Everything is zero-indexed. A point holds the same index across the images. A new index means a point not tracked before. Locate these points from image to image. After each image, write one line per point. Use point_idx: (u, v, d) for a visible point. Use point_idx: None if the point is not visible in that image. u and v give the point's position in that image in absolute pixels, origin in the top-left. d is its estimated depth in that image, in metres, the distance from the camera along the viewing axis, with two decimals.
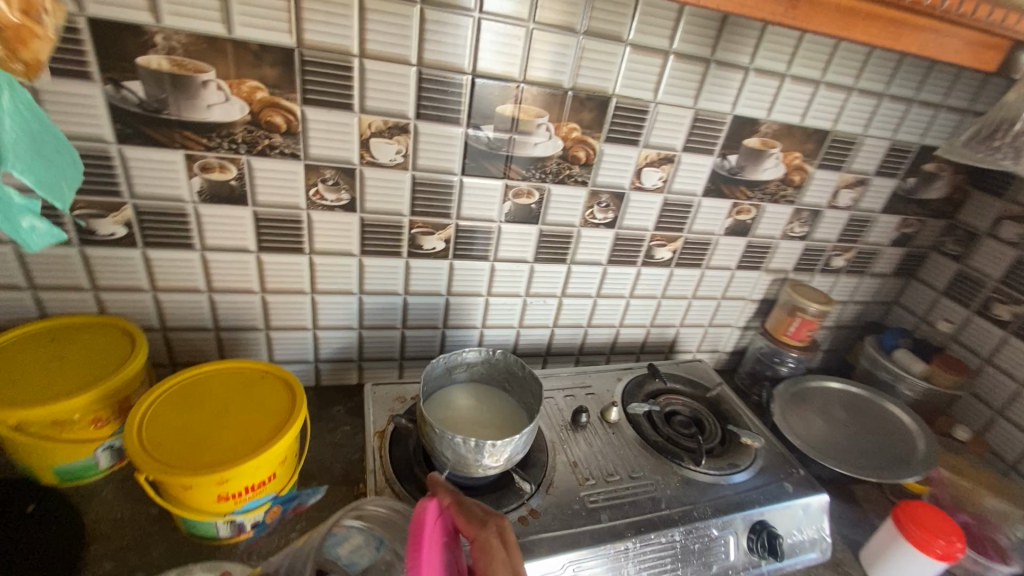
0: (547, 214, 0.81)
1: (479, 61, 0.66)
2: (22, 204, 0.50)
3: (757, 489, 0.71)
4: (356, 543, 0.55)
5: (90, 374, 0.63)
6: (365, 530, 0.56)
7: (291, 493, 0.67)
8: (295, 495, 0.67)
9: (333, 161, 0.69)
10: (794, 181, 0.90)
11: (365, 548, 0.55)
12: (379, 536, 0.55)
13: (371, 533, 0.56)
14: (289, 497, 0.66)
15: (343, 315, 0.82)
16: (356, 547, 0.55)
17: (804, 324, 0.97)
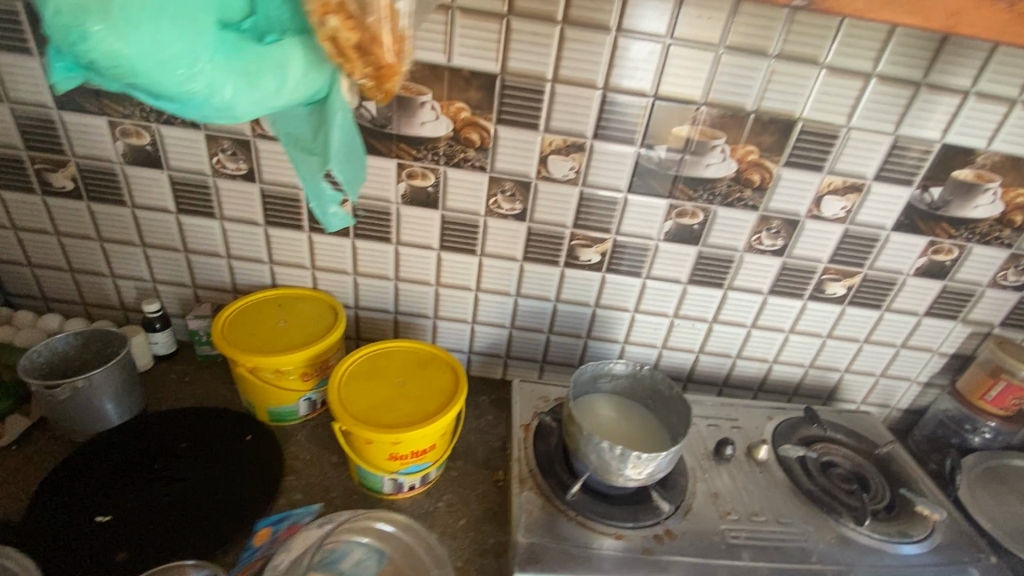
0: (708, 236, 0.80)
1: (662, 84, 0.68)
2: (331, 195, 0.58)
3: (934, 567, 0.62)
4: (359, 556, 0.64)
5: (303, 336, 0.77)
6: (361, 544, 0.65)
7: (279, 516, 0.69)
8: (285, 516, 0.68)
9: (513, 174, 0.75)
10: (1015, 222, 0.77)
11: (367, 560, 0.64)
12: (375, 548, 0.65)
13: (368, 546, 0.65)
14: (277, 519, 0.68)
15: (500, 313, 0.89)
16: (359, 561, 0.63)
17: (1010, 389, 0.82)
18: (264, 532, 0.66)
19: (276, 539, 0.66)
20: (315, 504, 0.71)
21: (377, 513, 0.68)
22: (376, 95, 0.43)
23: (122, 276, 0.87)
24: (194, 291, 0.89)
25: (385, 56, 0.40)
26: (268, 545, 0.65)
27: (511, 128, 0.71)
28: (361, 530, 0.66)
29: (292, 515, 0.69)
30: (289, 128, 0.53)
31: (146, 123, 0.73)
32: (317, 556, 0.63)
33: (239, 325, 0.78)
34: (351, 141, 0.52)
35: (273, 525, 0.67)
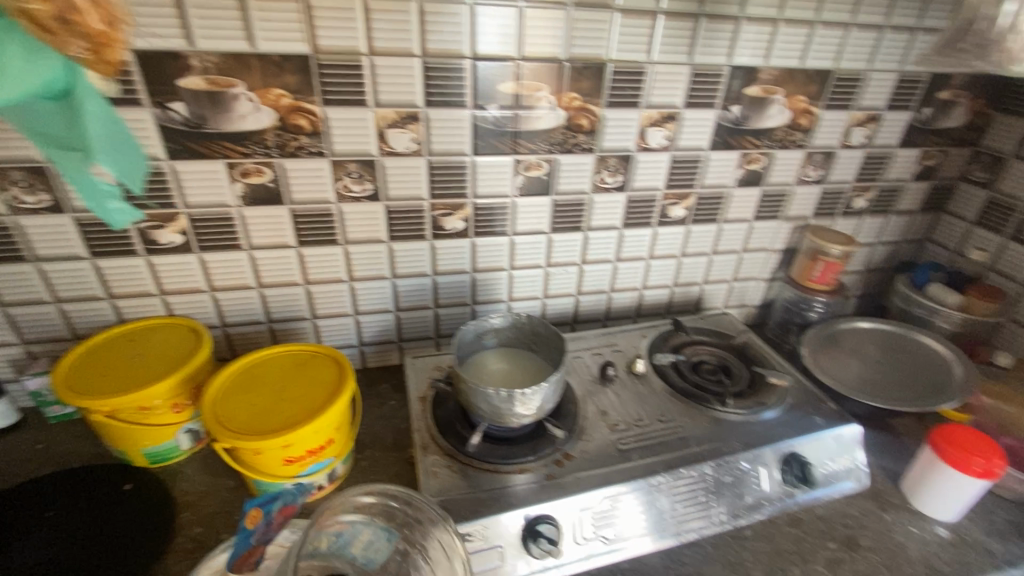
0: (558, 184, 0.85)
1: (478, 45, 0.70)
2: (105, 189, 0.57)
3: (787, 421, 0.73)
4: (367, 539, 0.54)
5: (164, 364, 0.71)
6: (369, 524, 0.54)
7: (267, 495, 0.63)
8: (275, 497, 0.63)
9: (355, 155, 0.74)
10: (802, 125, 0.90)
11: (378, 541, 0.54)
12: (385, 527, 0.54)
13: (377, 526, 0.54)
14: (266, 499, 0.63)
15: (380, 299, 0.88)
16: (367, 543, 0.53)
17: (829, 267, 0.97)
18: (255, 514, 0.61)
19: (271, 523, 0.61)
20: (236, 508, 0.70)
21: (373, 486, 0.56)
22: (98, 66, 0.47)
23: None
24: (27, 348, 0.79)
25: (89, 22, 0.44)
26: (264, 530, 0.60)
27: (339, 107, 0.70)
28: (371, 507, 0.55)
29: (282, 495, 0.64)
30: (34, 128, 0.51)
31: None
32: (322, 542, 0.52)
33: (85, 370, 0.70)
34: (113, 130, 0.53)
35: (263, 506, 0.62)
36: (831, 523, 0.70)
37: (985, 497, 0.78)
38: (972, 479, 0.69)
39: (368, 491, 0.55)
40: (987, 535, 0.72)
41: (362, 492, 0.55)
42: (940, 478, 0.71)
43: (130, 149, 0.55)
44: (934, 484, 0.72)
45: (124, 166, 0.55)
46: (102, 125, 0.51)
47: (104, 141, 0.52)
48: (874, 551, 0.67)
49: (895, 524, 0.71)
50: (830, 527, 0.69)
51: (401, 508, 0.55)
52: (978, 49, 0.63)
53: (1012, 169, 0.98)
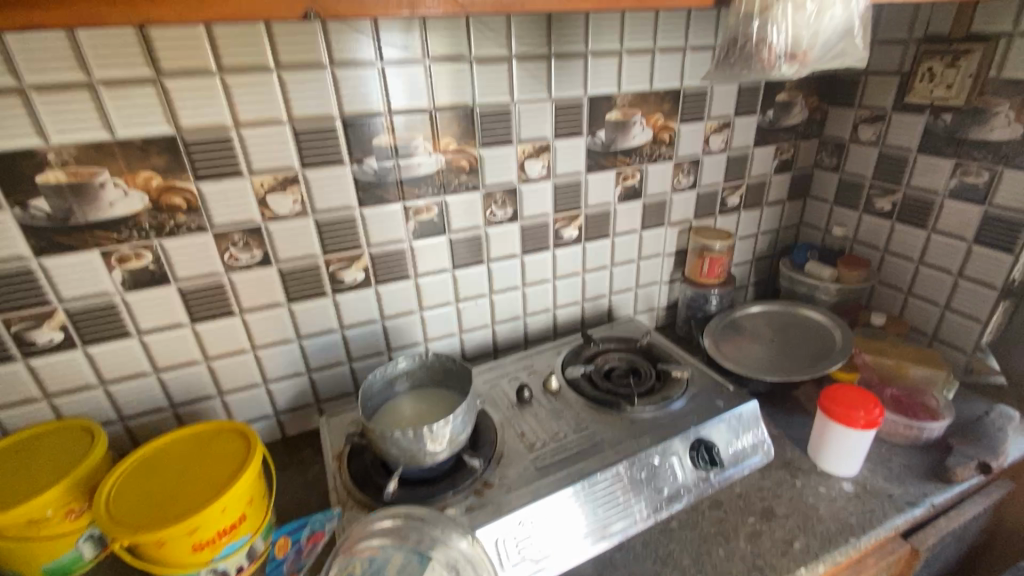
0: (450, 224, 0.89)
1: (345, 105, 0.74)
2: None
3: (692, 410, 0.78)
4: (400, 563, 0.54)
5: (52, 471, 0.66)
6: (401, 549, 0.56)
7: (297, 524, 0.72)
8: (303, 524, 0.71)
9: (237, 225, 0.75)
10: (665, 139, 0.99)
11: (410, 564, 0.54)
12: (415, 550, 0.55)
13: (408, 549, 0.55)
14: (296, 527, 0.72)
15: (291, 362, 0.87)
16: (401, 567, 0.54)
17: (714, 261, 1.07)
18: (284, 542, 0.71)
19: (303, 551, 0.69)
20: None
21: (398, 510, 0.59)
22: None
23: None
24: None
25: None
26: (296, 558, 0.69)
27: (213, 181, 0.71)
28: (397, 530, 0.57)
29: (313, 521, 0.71)
30: None
31: None
32: (356, 568, 0.54)
33: None
34: None
35: (291, 534, 0.71)
36: (749, 498, 0.74)
37: (881, 446, 0.85)
38: (860, 432, 0.75)
39: (391, 516, 0.59)
40: (886, 481, 0.78)
41: (385, 516, 0.58)
42: (834, 436, 0.77)
43: None
44: (831, 442, 0.77)
45: None
46: None
47: None
48: (790, 517, 0.72)
49: (806, 487, 0.76)
50: (748, 502, 0.73)
51: (428, 528, 0.57)
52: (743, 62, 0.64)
53: (852, 153, 1.11)
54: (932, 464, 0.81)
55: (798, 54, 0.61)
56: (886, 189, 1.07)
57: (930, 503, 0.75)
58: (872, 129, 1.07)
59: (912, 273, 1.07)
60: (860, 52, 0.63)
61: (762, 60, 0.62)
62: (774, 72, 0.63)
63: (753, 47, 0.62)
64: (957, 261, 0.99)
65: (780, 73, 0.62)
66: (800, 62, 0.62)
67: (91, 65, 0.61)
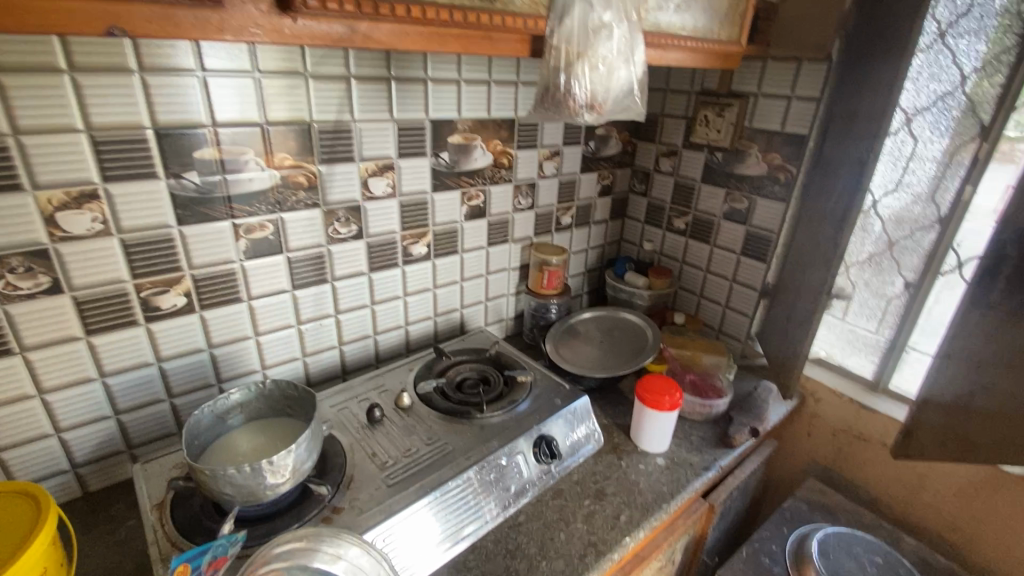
0: (290, 242, 0.85)
1: (158, 114, 0.67)
2: None
3: (535, 411, 0.85)
4: None
5: None
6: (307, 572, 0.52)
7: (197, 551, 0.57)
8: (203, 551, 0.57)
9: (13, 246, 0.62)
10: (504, 164, 1.08)
11: None
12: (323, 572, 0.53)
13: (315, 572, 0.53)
14: (197, 553, 0.56)
15: (92, 406, 0.74)
16: None
17: (552, 274, 1.17)
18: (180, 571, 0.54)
19: None
20: None
21: (307, 533, 0.55)
22: None
23: None
24: None
25: None
26: None
27: None
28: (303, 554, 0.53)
29: (214, 546, 0.57)
30: None
31: None
32: None
33: None
34: None
35: (190, 561, 0.55)
36: (585, 483, 0.84)
37: (684, 424, 1.03)
38: (666, 413, 0.90)
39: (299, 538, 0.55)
40: (689, 453, 0.95)
41: (290, 539, 0.54)
42: (648, 419, 0.91)
43: None
44: (647, 425, 0.92)
45: None
46: None
47: None
48: (617, 494, 0.83)
49: (630, 467, 0.89)
50: (584, 487, 0.83)
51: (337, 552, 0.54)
52: (556, 107, 0.73)
53: (655, 182, 1.33)
54: (720, 433, 1.01)
55: (595, 106, 0.72)
56: (681, 211, 1.31)
57: (719, 465, 0.93)
58: (669, 161, 1.29)
59: (702, 279, 1.31)
60: (639, 108, 0.77)
61: (569, 108, 0.72)
62: (578, 118, 0.73)
63: (562, 96, 0.71)
64: (732, 269, 1.24)
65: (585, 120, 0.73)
66: (598, 112, 0.73)
67: None
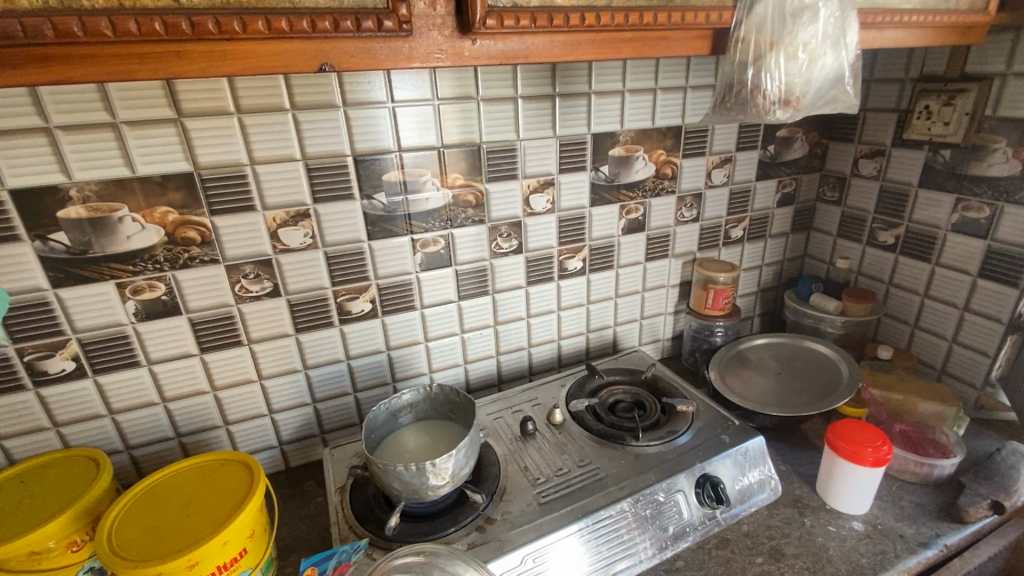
0: (456, 256, 0.90)
1: (357, 144, 0.76)
2: None
3: (698, 447, 0.77)
4: None
5: (59, 501, 0.66)
6: None
7: (326, 555, 0.65)
8: (330, 555, 0.64)
9: (250, 257, 0.77)
10: (667, 174, 1.01)
11: None
12: None
13: None
14: (326, 558, 0.64)
15: (296, 393, 0.87)
16: None
17: (718, 294, 1.07)
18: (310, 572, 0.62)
19: None
20: None
21: (423, 547, 0.58)
22: None
23: None
24: None
25: None
26: None
27: (227, 217, 0.73)
28: (422, 567, 0.56)
29: (340, 552, 0.64)
30: None
31: None
32: None
33: None
34: None
35: (319, 564, 0.63)
36: (756, 538, 0.72)
37: (891, 484, 0.83)
38: (868, 469, 0.74)
39: (411, 552, 0.57)
40: (897, 521, 0.77)
41: (407, 552, 0.57)
42: (842, 473, 0.76)
43: None
44: (840, 480, 0.76)
45: None
46: None
47: None
48: (799, 557, 0.70)
49: (814, 527, 0.75)
50: (756, 542, 0.72)
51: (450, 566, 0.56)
52: (739, 107, 0.67)
53: (853, 188, 1.13)
54: (945, 503, 0.80)
55: (792, 100, 0.64)
56: (888, 223, 1.08)
57: (944, 544, 0.73)
58: (871, 164, 1.08)
59: (918, 306, 1.07)
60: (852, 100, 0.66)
61: (758, 106, 0.65)
62: (769, 116, 0.66)
63: (749, 93, 0.65)
64: (964, 294, 0.99)
65: (775, 117, 0.65)
66: (795, 107, 0.65)
67: (116, 106, 0.64)
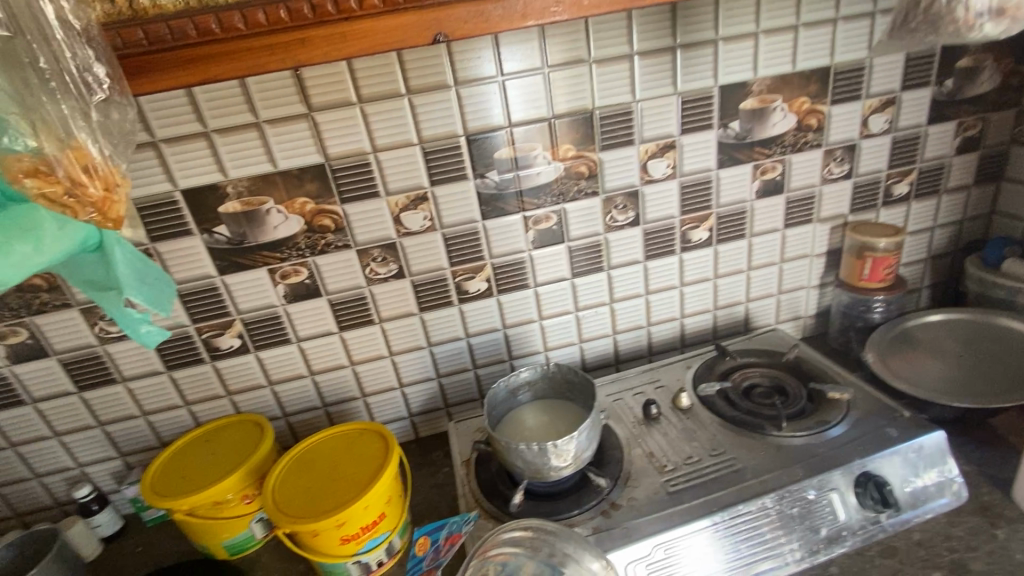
0: (570, 231, 0.87)
1: (469, 122, 0.76)
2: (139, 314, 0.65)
3: (856, 441, 0.67)
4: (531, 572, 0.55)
5: (234, 459, 0.77)
6: (533, 557, 0.56)
7: (438, 524, 0.70)
8: (443, 525, 0.69)
9: (376, 241, 0.81)
10: (812, 125, 0.88)
11: None
12: (546, 562, 0.55)
13: (540, 560, 0.55)
14: (437, 527, 0.70)
15: (422, 368, 0.92)
16: None
17: (879, 262, 0.92)
18: (424, 542, 0.69)
19: (440, 549, 0.67)
20: None
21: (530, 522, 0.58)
22: (105, 225, 0.50)
23: (47, 473, 0.88)
24: (123, 460, 0.89)
25: (87, 186, 0.47)
26: (435, 555, 0.67)
27: (355, 203, 0.78)
28: (530, 541, 0.57)
29: (450, 523, 0.69)
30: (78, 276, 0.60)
31: (20, 320, 0.77)
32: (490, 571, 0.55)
33: (168, 473, 0.78)
34: (140, 268, 0.62)
35: (432, 535, 0.70)
36: (933, 549, 0.62)
37: None
38: None
39: (523, 526, 0.58)
40: None
41: (515, 527, 0.58)
42: None
43: (156, 278, 0.65)
44: None
45: (150, 294, 0.64)
46: (131, 266, 0.61)
47: (133, 276, 0.61)
48: None
49: (1013, 541, 0.61)
50: (932, 553, 0.61)
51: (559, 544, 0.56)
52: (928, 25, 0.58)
53: None
54: None
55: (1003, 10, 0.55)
56: None
57: None
58: None
59: None
60: None
61: (958, 20, 0.56)
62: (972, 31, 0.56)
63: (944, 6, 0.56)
64: None
65: (982, 33, 0.56)
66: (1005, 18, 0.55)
67: (257, 106, 0.70)
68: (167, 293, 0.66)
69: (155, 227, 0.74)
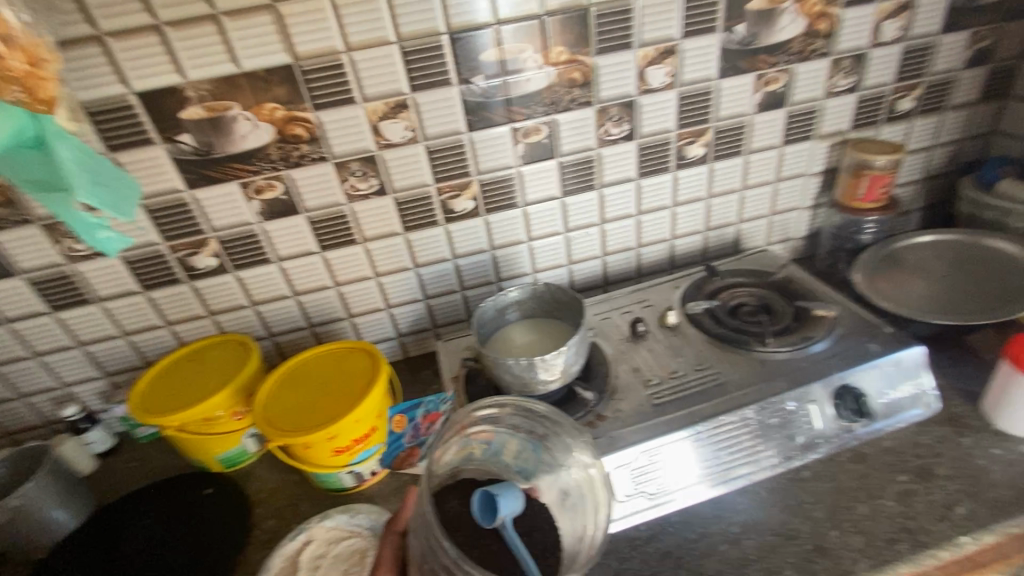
0: (561, 146, 0.82)
1: (451, 19, 0.69)
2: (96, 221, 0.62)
3: (837, 356, 0.68)
4: (516, 448, 0.60)
5: (222, 377, 0.77)
6: (515, 435, 0.59)
7: (412, 403, 0.77)
8: (418, 405, 0.77)
9: (356, 154, 0.76)
10: (821, 31, 0.81)
11: (525, 451, 0.60)
12: (529, 440, 0.59)
13: (522, 438, 0.59)
14: (412, 407, 0.77)
15: (408, 289, 0.90)
16: (517, 452, 0.60)
17: (875, 180, 0.89)
18: (400, 420, 0.76)
19: (419, 426, 0.75)
20: (302, 501, 0.76)
21: (505, 403, 0.59)
22: (37, 106, 0.50)
23: (32, 394, 0.87)
24: (109, 381, 0.88)
25: (7, 58, 0.46)
26: (414, 431, 0.75)
27: (329, 111, 0.72)
28: (507, 419, 0.59)
29: (427, 403, 0.77)
30: (19, 172, 0.55)
31: None
32: (477, 448, 0.60)
33: (155, 392, 0.77)
34: (93, 166, 0.58)
35: (408, 412, 0.77)
36: (900, 454, 0.65)
37: None
38: None
39: (495, 404, 0.59)
40: None
41: (488, 407, 0.59)
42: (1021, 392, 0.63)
43: (114, 179, 0.61)
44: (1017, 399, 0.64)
45: (108, 198, 0.60)
46: (82, 163, 0.57)
47: (86, 175, 0.57)
48: (951, 479, 0.62)
49: (975, 448, 0.65)
50: (899, 459, 0.65)
51: (540, 421, 0.58)
52: None
53: None
54: None
55: None
56: None
57: None
58: None
59: None
60: None
61: None
62: None
63: None
64: None
65: None
66: None
67: None
68: (129, 200, 0.63)
69: (113, 134, 0.68)
